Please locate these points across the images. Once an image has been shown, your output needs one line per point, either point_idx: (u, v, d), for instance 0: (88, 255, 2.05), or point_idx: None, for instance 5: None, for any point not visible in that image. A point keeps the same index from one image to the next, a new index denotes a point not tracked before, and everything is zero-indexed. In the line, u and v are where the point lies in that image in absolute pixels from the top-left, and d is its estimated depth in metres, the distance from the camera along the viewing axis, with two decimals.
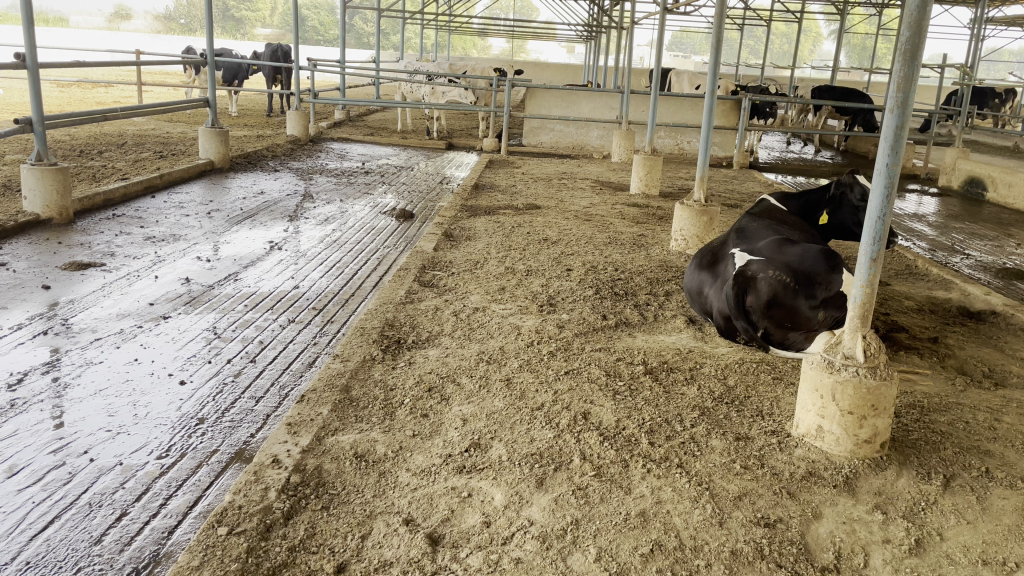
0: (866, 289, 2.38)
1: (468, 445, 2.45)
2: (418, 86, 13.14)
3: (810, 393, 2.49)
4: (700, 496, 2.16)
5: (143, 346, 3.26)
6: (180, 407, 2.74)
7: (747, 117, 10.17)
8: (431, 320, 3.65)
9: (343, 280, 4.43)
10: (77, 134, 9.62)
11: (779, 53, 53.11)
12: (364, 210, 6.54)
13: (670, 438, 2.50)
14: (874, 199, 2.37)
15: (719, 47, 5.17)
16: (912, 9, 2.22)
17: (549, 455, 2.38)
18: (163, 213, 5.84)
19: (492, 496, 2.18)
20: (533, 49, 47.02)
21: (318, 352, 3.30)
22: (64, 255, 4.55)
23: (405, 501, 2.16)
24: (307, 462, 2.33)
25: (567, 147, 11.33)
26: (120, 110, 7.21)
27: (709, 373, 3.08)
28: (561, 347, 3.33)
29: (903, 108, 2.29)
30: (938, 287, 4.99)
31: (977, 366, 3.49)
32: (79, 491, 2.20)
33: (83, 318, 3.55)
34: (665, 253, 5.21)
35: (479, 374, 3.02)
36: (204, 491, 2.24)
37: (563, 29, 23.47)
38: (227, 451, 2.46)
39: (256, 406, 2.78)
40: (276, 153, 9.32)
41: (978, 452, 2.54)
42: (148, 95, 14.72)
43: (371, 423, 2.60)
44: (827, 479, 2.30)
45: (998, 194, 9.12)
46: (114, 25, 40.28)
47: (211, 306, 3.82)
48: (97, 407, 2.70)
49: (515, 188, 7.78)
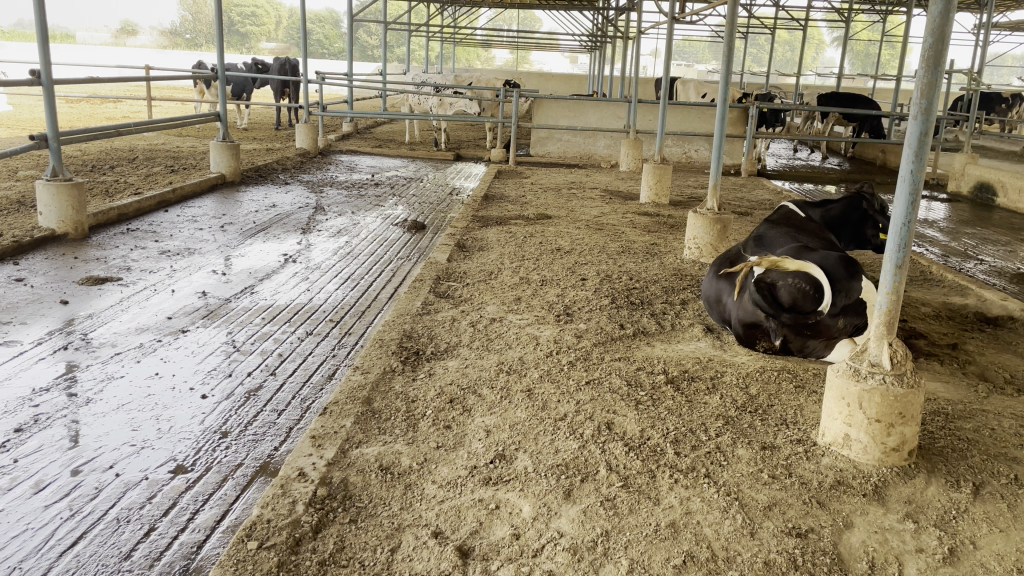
0: (892, 297, 2.37)
1: (493, 456, 2.44)
2: (425, 97, 13.17)
3: (836, 401, 2.48)
4: (730, 506, 2.15)
5: (163, 360, 3.27)
6: (203, 421, 2.74)
7: (755, 126, 10.15)
8: (449, 332, 3.65)
9: (358, 292, 4.44)
10: (88, 149, 9.66)
11: (783, 60, 53.34)
12: (375, 222, 6.55)
13: (696, 448, 2.49)
14: (899, 206, 2.36)
15: (731, 56, 5.17)
16: (934, 16, 2.22)
17: (575, 466, 2.37)
18: (176, 227, 5.86)
19: (521, 507, 2.17)
20: (536, 59, 47.19)
21: (337, 364, 3.30)
22: (81, 269, 4.57)
23: (433, 513, 2.15)
24: (333, 476, 2.32)
25: (574, 156, 11.35)
26: (133, 125, 7.25)
27: (730, 382, 3.07)
28: (581, 357, 3.32)
29: (927, 115, 2.29)
30: (954, 292, 4.98)
31: (999, 373, 3.47)
32: (107, 505, 2.20)
33: (102, 333, 3.56)
34: (679, 262, 5.21)
35: (501, 385, 3.01)
36: (230, 505, 2.23)
37: (566, 40, 23.57)
38: (252, 465, 2.46)
39: (278, 419, 2.78)
40: (285, 167, 9.35)
41: (1006, 459, 2.52)
42: (157, 110, 14.82)
43: (394, 435, 2.59)
44: (856, 488, 2.29)
45: (1009, 200, 9.10)
46: (121, 40, 40.58)
47: (228, 319, 3.83)
48: (120, 422, 2.70)
49: (524, 199, 7.80)
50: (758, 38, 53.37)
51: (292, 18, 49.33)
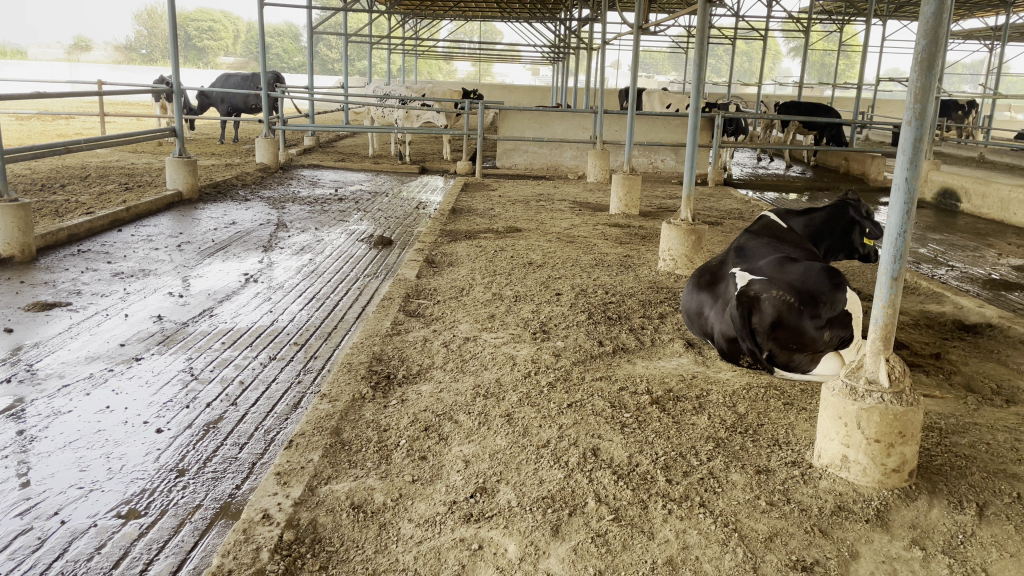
0: (888, 310, 2.26)
1: (474, 490, 2.28)
2: (389, 110, 13.01)
3: (832, 421, 2.36)
4: (729, 539, 2.02)
5: (115, 392, 3.05)
6: (158, 458, 2.54)
7: (721, 134, 10.10)
8: (421, 353, 3.48)
9: (324, 312, 4.25)
10: (38, 167, 9.32)
11: (742, 70, 54.66)
12: (340, 238, 6.36)
13: (688, 474, 2.35)
14: (893, 216, 2.25)
15: (702, 65, 5.05)
16: (927, 18, 2.12)
17: (561, 498, 2.22)
18: (131, 247, 5.61)
19: (505, 547, 2.01)
20: (499, 72, 47.31)
21: (302, 392, 3.11)
22: (27, 294, 4.33)
23: (411, 556, 1.98)
24: (300, 517, 2.14)
25: (541, 168, 11.24)
26: (85, 142, 6.91)
27: (717, 401, 2.94)
28: (561, 377, 3.18)
29: (921, 120, 2.18)
30: (930, 300, 4.92)
31: (985, 383, 3.39)
32: (50, 558, 2.00)
33: (49, 363, 3.33)
34: (653, 274, 5.11)
35: (478, 410, 2.85)
36: (188, 553, 2.04)
37: (527, 53, 23.52)
38: (211, 506, 2.27)
39: (240, 454, 2.59)
40: (246, 183, 9.11)
41: (1006, 476, 2.42)
42: (111, 126, 14.60)
43: (366, 469, 2.42)
44: (858, 513, 2.17)
45: (972, 206, 9.17)
46: (74, 56, 39.83)
47: (185, 345, 3.62)
48: (67, 462, 2.50)
49: (492, 211, 7.65)
50: (716, 48, 54.21)
51: (250, 36, 49.21)
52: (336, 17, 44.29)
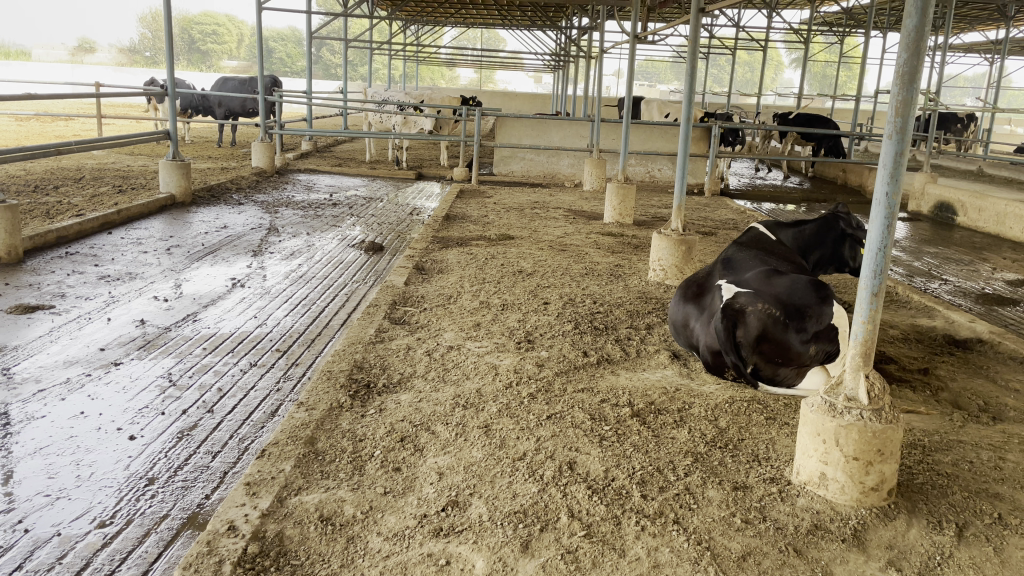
0: (868, 326, 2.24)
1: (446, 503, 2.25)
2: (388, 116, 13.00)
3: (811, 437, 2.33)
4: (701, 557, 1.99)
5: (91, 397, 3.01)
6: (129, 466, 2.50)
7: (718, 144, 10.08)
8: (403, 361, 3.45)
9: (309, 319, 4.21)
10: (33, 168, 9.30)
11: (744, 80, 54.76)
12: (331, 243, 6.33)
13: (663, 490, 2.32)
14: (874, 230, 2.22)
15: (694, 75, 5.02)
16: (909, 31, 2.10)
17: (534, 513, 2.19)
18: (119, 250, 5.59)
19: (473, 563, 1.97)
20: (501, 79, 47.38)
21: (280, 400, 3.08)
22: (10, 296, 4.29)
23: (376, 571, 1.94)
24: (267, 529, 2.11)
25: (537, 175, 11.22)
26: (78, 143, 6.88)
27: (698, 414, 2.91)
28: (542, 389, 3.14)
29: (902, 134, 2.16)
30: (921, 314, 4.88)
31: (972, 400, 3.36)
32: (10, 568, 1.96)
33: (26, 367, 3.29)
34: (643, 284, 5.08)
35: (456, 421, 2.82)
36: (151, 564, 2.01)
37: (529, 59, 23.51)
38: (178, 516, 2.23)
39: (212, 462, 2.56)
40: (240, 186, 9.09)
41: (987, 495, 2.39)
42: (109, 128, 14.60)
43: (337, 480, 2.38)
44: (835, 532, 2.14)
45: (968, 219, 9.14)
46: (78, 58, 39.90)
47: (166, 350, 3.59)
48: (36, 468, 2.46)
49: (486, 219, 7.63)
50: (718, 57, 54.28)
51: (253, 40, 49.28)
52: (339, 22, 44.39)
